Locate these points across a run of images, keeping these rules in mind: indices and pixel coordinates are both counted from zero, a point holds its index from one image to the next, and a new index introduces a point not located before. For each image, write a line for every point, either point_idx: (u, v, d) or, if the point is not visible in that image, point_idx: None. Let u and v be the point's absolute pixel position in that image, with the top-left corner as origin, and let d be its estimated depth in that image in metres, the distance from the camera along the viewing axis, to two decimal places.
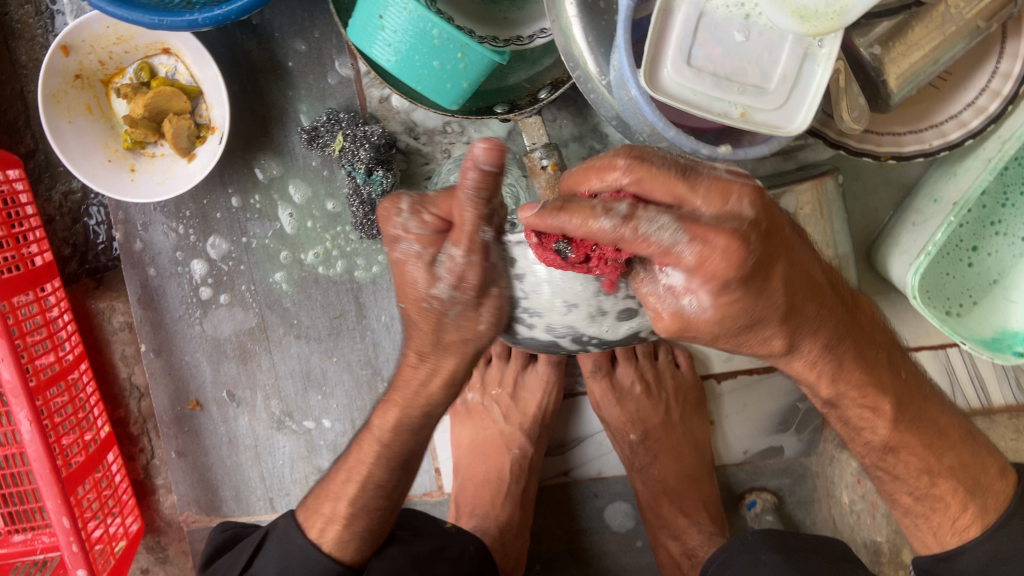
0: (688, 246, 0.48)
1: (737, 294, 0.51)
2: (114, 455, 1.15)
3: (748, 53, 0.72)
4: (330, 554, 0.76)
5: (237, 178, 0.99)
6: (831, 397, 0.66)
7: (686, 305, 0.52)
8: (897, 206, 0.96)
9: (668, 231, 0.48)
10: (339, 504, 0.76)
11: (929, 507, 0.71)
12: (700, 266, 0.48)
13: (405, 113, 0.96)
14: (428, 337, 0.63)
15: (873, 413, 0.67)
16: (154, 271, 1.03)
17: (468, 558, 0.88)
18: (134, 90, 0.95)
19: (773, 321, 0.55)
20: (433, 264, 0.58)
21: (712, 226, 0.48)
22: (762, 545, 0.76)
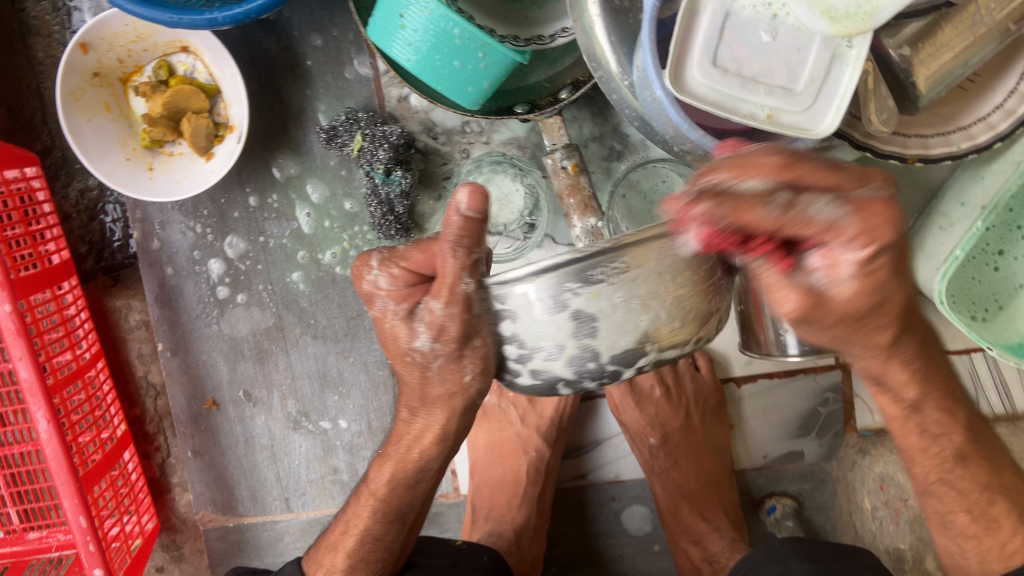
0: (851, 220, 0.43)
1: (880, 272, 0.46)
2: (130, 454, 1.15)
3: (775, 54, 0.71)
4: None
5: (255, 177, 0.99)
6: (910, 403, 0.62)
7: (817, 279, 0.47)
8: (923, 210, 0.94)
9: (829, 211, 0.42)
10: (337, 556, 0.74)
11: (984, 528, 0.65)
12: (861, 241, 0.43)
13: (423, 113, 0.96)
14: (416, 392, 0.65)
15: (951, 419, 0.63)
16: (171, 270, 1.02)
17: (483, 567, 0.88)
18: (152, 88, 0.94)
19: (886, 313, 0.51)
20: (411, 317, 0.60)
21: (870, 194, 0.43)
22: (792, 555, 0.75)
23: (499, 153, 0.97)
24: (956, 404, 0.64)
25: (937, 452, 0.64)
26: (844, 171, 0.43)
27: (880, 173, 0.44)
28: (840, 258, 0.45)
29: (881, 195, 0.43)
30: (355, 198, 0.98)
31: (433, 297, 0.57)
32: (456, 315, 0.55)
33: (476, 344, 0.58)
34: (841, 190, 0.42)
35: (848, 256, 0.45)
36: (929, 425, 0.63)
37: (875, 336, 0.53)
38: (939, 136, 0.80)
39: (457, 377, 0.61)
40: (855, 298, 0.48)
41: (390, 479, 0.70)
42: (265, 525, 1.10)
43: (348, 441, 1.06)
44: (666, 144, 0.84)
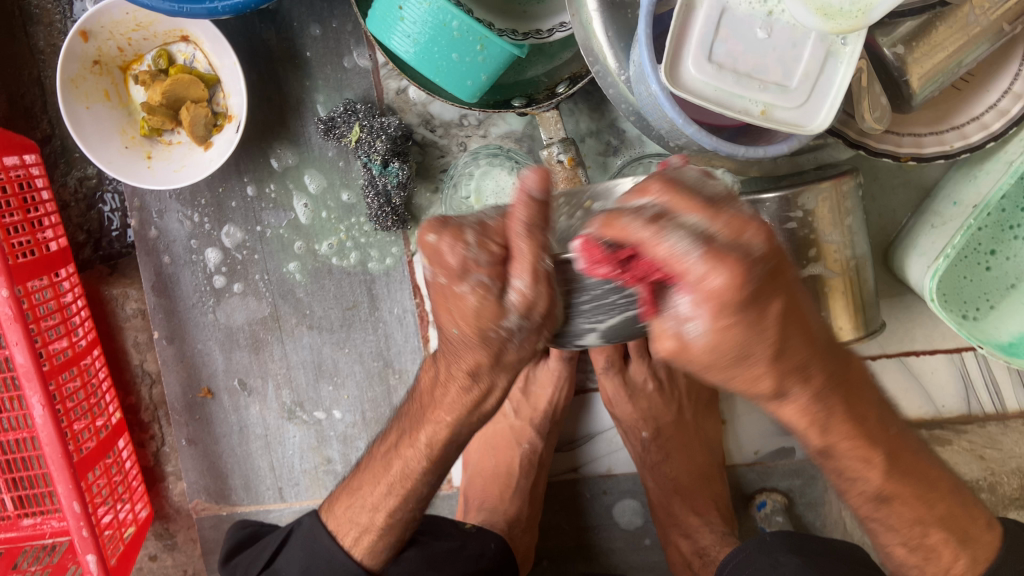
0: (703, 258, 0.41)
1: (737, 326, 0.43)
2: (125, 442, 1.16)
3: (771, 51, 0.72)
4: (363, 562, 0.77)
5: (253, 167, 0.99)
6: (822, 449, 0.56)
7: (687, 331, 0.43)
8: (916, 208, 0.95)
9: (685, 244, 0.41)
10: (376, 515, 0.75)
11: (925, 557, 0.64)
12: (712, 280, 0.41)
13: (421, 105, 0.96)
14: (479, 361, 0.56)
15: (865, 464, 0.58)
16: (168, 258, 1.03)
17: (489, 555, 0.90)
18: (152, 77, 0.95)
19: (756, 362, 0.45)
20: (501, 297, 0.50)
21: (728, 247, 0.41)
22: (781, 546, 0.76)
23: (496, 146, 0.97)
24: (873, 447, 0.57)
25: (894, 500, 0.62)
26: (714, 211, 0.42)
27: (753, 228, 0.42)
28: (698, 301, 0.42)
29: (748, 221, 0.42)
30: (353, 189, 0.99)
31: (515, 276, 0.49)
32: (545, 292, 0.49)
33: (553, 318, 0.52)
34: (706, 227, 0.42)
35: (699, 295, 0.41)
36: (842, 468, 0.59)
37: (746, 382, 0.47)
38: (934, 134, 0.81)
39: (532, 345, 0.54)
40: (712, 351, 0.44)
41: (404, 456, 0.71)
42: (258, 515, 1.10)
43: (342, 431, 1.06)
44: (661, 140, 0.85)
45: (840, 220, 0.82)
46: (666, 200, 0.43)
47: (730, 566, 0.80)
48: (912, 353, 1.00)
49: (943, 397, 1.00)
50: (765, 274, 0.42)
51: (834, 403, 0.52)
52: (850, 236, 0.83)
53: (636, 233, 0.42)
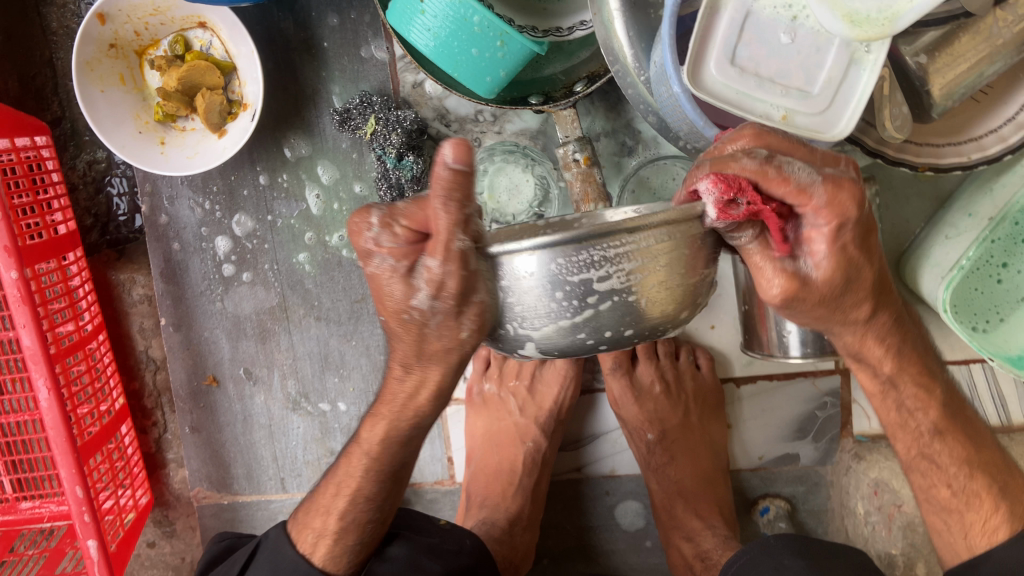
0: (823, 188, 0.51)
1: (850, 247, 0.55)
2: (127, 427, 1.15)
3: (793, 56, 0.72)
4: (320, 566, 0.76)
5: (266, 156, 0.99)
6: (886, 377, 0.67)
7: (803, 265, 0.55)
8: (930, 219, 0.95)
9: (804, 172, 0.50)
10: (328, 518, 0.75)
11: (967, 504, 0.68)
12: (831, 210, 0.52)
13: (437, 100, 0.96)
14: (411, 349, 0.60)
15: (926, 395, 0.67)
16: (178, 245, 1.02)
17: (466, 551, 0.88)
18: (168, 63, 0.94)
19: (858, 292, 0.58)
20: (410, 275, 0.54)
21: (842, 184, 0.51)
22: (785, 550, 0.76)
23: (512, 143, 0.97)
24: (928, 369, 0.67)
25: (914, 427, 0.69)
26: (808, 176, 0.51)
27: (846, 189, 0.51)
28: (817, 235, 0.54)
29: (838, 182, 0.51)
30: (365, 181, 0.98)
31: (428, 255, 0.52)
32: (455, 271, 0.52)
33: (474, 302, 0.55)
34: (813, 163, 0.52)
35: (821, 231, 0.53)
36: (906, 401, 0.68)
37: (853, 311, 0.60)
38: (952, 145, 0.81)
39: (454, 333, 0.57)
40: (831, 279, 0.56)
41: (382, 438, 0.70)
42: (259, 505, 1.10)
43: (346, 424, 1.06)
44: (678, 141, 0.85)
45: None
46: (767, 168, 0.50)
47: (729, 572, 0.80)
48: None
49: None
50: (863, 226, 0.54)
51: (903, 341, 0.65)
52: None
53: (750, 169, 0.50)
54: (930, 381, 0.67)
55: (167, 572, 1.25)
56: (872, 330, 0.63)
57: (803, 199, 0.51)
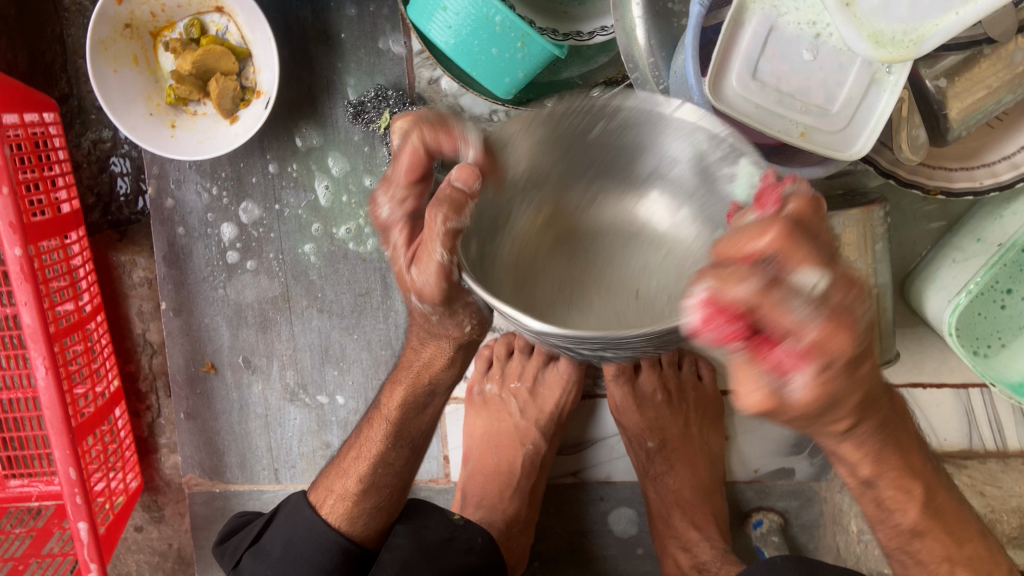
0: (818, 323, 0.38)
1: (834, 380, 0.40)
2: (121, 411, 1.14)
3: (814, 74, 0.72)
4: (340, 529, 0.82)
5: (277, 145, 0.98)
6: (867, 479, 0.58)
7: (787, 386, 0.39)
8: (937, 241, 0.95)
9: (805, 309, 0.38)
10: (348, 480, 0.82)
11: None
12: (816, 351, 0.38)
13: (453, 97, 0.95)
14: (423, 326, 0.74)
15: (906, 497, 0.59)
16: (182, 230, 1.01)
17: (477, 550, 0.87)
18: (183, 46, 0.94)
19: (843, 408, 0.45)
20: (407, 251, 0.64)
21: (839, 309, 0.38)
22: (788, 570, 0.76)
23: None
24: (913, 480, 0.59)
25: (893, 524, 0.62)
26: (833, 273, 0.39)
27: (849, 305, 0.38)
28: (794, 372, 0.39)
29: (852, 287, 0.39)
30: (375, 175, 0.98)
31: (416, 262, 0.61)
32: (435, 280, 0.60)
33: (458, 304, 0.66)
34: (832, 287, 0.39)
35: (802, 372, 0.39)
36: (885, 499, 0.60)
37: (831, 427, 0.47)
38: (965, 169, 0.81)
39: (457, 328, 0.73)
40: (814, 405, 0.40)
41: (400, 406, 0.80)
42: (251, 494, 1.09)
43: (343, 417, 1.06)
44: None
45: (868, 246, 0.82)
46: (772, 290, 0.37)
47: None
48: (918, 384, 1.00)
49: (946, 431, 1.00)
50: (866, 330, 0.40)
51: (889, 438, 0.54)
52: (874, 263, 0.83)
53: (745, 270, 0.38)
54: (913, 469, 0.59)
55: (155, 557, 1.24)
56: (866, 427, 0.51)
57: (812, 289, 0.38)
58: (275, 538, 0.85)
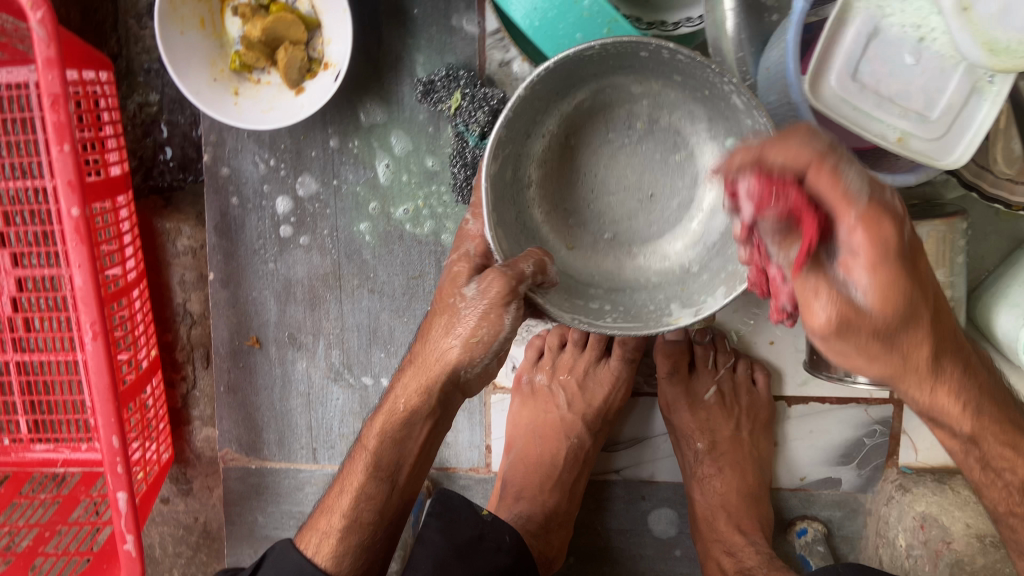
0: (865, 202, 0.46)
1: (893, 280, 0.48)
2: (157, 380, 1.12)
3: (916, 78, 0.70)
4: (327, 571, 0.74)
5: (339, 119, 0.96)
6: (923, 407, 0.63)
7: (853, 288, 0.49)
8: (1005, 257, 0.93)
9: (858, 182, 0.46)
10: (333, 517, 0.76)
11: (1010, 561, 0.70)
12: (870, 250, 0.46)
13: (523, 81, 0.93)
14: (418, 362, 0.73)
15: (962, 412, 0.63)
16: (236, 200, 1.00)
17: (505, 550, 0.83)
18: (252, 11, 0.92)
19: (914, 322, 0.52)
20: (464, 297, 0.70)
21: (881, 210, 0.47)
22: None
23: None
24: (969, 396, 0.62)
25: (953, 435, 0.66)
26: (858, 202, 0.46)
27: (887, 217, 0.47)
28: (855, 265, 0.48)
29: (881, 210, 0.47)
30: (438, 156, 0.96)
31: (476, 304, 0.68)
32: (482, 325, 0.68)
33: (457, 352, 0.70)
34: (846, 209, 0.46)
35: (859, 263, 0.48)
36: (940, 419, 0.64)
37: (912, 344, 0.53)
38: None
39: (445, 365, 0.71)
40: (887, 306, 0.49)
41: (380, 433, 0.75)
42: (288, 472, 1.08)
43: (387, 401, 1.04)
44: None
45: (948, 259, 0.81)
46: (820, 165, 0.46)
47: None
48: None
49: None
50: (896, 261, 0.48)
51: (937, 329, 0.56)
52: (952, 276, 0.82)
53: (800, 161, 0.47)
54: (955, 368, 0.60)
55: (179, 530, 1.23)
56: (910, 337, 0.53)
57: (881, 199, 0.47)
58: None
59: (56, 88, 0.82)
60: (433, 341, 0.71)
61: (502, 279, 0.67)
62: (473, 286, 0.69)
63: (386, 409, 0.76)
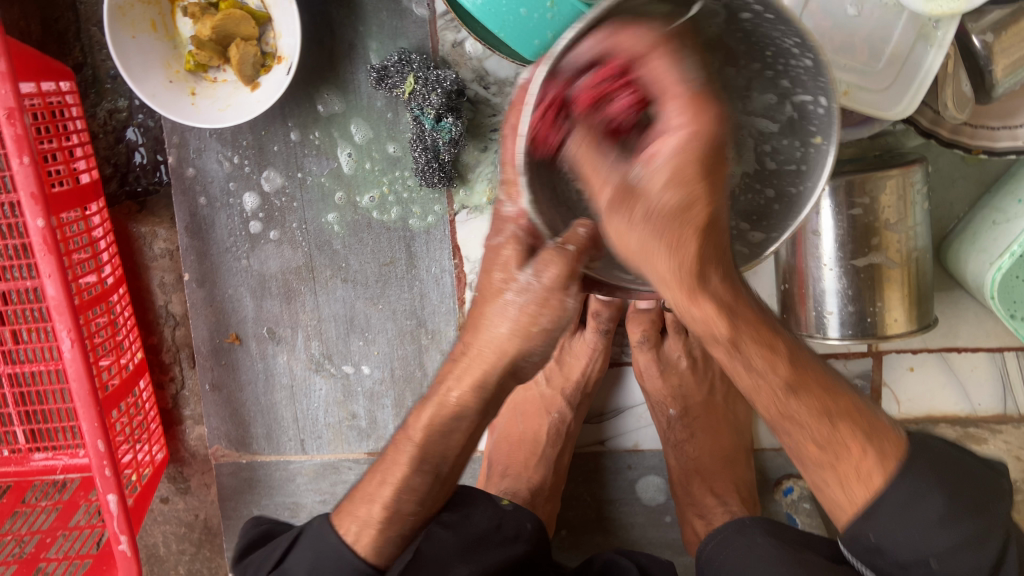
0: (684, 95, 0.48)
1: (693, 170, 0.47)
2: (146, 382, 1.14)
3: (858, 30, 0.71)
4: (365, 558, 0.69)
5: (299, 111, 0.96)
6: (726, 343, 0.56)
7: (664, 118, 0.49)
8: (975, 203, 0.92)
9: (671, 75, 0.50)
10: (373, 506, 0.70)
11: None
12: (683, 122, 0.47)
13: (477, 60, 0.93)
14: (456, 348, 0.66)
15: (772, 354, 0.58)
16: (204, 200, 1.00)
17: (524, 538, 0.83)
18: (202, 10, 0.92)
19: (691, 222, 0.49)
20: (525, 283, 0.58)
21: (705, 104, 0.48)
22: (758, 529, 0.74)
23: None
24: (777, 340, 0.58)
25: (763, 384, 0.59)
26: (678, 100, 0.48)
27: (703, 112, 0.47)
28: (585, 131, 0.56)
29: (703, 104, 0.48)
30: (399, 141, 0.96)
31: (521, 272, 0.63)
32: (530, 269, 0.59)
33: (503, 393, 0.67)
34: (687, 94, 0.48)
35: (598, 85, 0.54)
36: (745, 364, 0.58)
37: (664, 259, 0.50)
38: (1005, 128, 0.77)
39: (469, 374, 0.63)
40: (673, 191, 0.47)
41: (428, 425, 0.67)
42: (278, 465, 1.10)
43: (369, 387, 1.05)
44: None
45: (908, 208, 0.81)
46: (660, 50, 0.50)
47: (706, 551, 0.78)
48: (954, 350, 0.98)
49: (980, 396, 0.99)
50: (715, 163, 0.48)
51: (736, 297, 0.55)
52: (914, 226, 0.82)
53: (626, 63, 0.51)
54: (773, 337, 0.58)
55: (181, 528, 1.25)
56: (714, 300, 0.53)
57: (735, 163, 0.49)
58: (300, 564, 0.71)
59: (11, 101, 0.83)
60: (488, 332, 0.60)
61: (561, 261, 0.56)
62: (528, 267, 0.57)
63: (436, 400, 0.66)
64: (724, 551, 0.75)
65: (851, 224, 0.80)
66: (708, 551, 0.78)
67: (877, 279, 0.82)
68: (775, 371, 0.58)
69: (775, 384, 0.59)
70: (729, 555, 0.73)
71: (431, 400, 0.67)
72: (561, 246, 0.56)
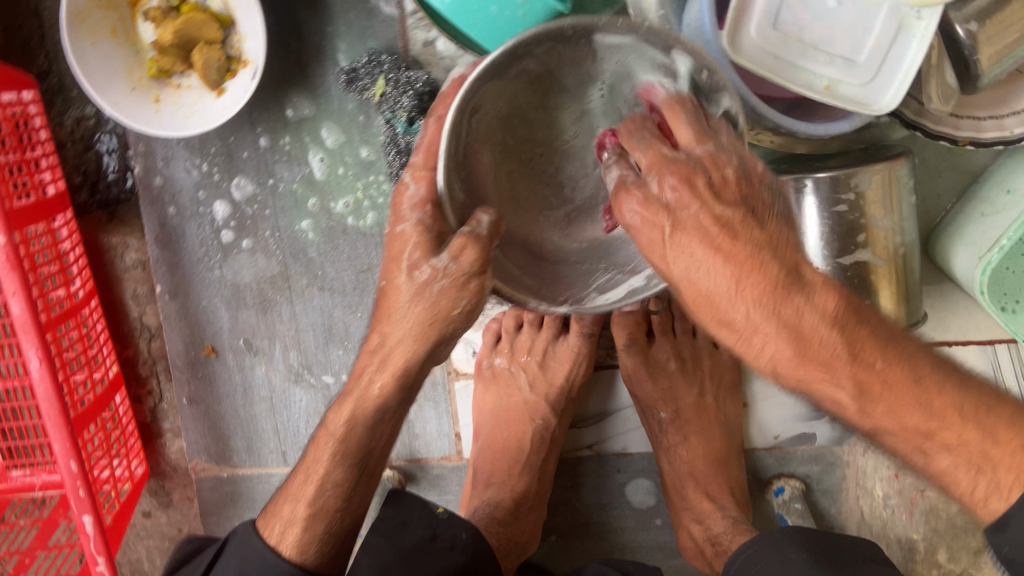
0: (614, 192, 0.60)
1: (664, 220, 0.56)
2: (122, 396, 1.11)
3: (839, 21, 0.68)
4: (290, 559, 0.69)
5: (267, 117, 0.93)
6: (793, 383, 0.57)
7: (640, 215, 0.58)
8: (962, 194, 0.90)
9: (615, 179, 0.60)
10: (297, 505, 0.70)
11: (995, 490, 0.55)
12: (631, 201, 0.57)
13: (450, 59, 0.90)
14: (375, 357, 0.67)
15: (842, 400, 0.57)
16: (174, 210, 0.98)
17: (460, 547, 0.78)
18: (163, 14, 0.89)
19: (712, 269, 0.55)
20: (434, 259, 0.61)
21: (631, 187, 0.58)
22: (789, 542, 0.72)
23: None
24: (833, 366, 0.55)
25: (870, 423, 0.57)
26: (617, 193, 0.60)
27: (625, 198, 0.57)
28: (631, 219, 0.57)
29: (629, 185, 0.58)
30: (372, 145, 0.93)
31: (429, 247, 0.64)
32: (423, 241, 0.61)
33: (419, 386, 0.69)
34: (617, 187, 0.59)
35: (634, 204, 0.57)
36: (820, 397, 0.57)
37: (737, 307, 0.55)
38: (993, 119, 0.76)
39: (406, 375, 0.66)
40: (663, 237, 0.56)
41: (350, 419, 0.69)
42: (260, 478, 1.07)
43: None
44: None
45: (894, 201, 0.79)
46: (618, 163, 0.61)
47: (733, 568, 0.76)
48: (945, 343, 0.96)
49: None
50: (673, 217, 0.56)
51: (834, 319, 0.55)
52: (901, 221, 0.80)
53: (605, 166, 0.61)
54: (857, 350, 0.55)
55: (165, 542, 1.22)
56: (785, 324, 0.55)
57: (711, 130, 0.57)
58: (225, 568, 0.71)
59: None
60: (400, 308, 0.63)
61: (472, 243, 0.60)
62: (443, 254, 0.60)
63: (357, 392, 0.68)
64: (750, 570, 0.73)
65: (836, 221, 0.78)
66: (736, 567, 0.76)
67: (865, 278, 0.80)
68: (848, 408, 0.56)
69: (848, 408, 0.56)
70: (761, 573, 0.71)
71: (353, 392, 0.69)
72: (475, 232, 0.60)
